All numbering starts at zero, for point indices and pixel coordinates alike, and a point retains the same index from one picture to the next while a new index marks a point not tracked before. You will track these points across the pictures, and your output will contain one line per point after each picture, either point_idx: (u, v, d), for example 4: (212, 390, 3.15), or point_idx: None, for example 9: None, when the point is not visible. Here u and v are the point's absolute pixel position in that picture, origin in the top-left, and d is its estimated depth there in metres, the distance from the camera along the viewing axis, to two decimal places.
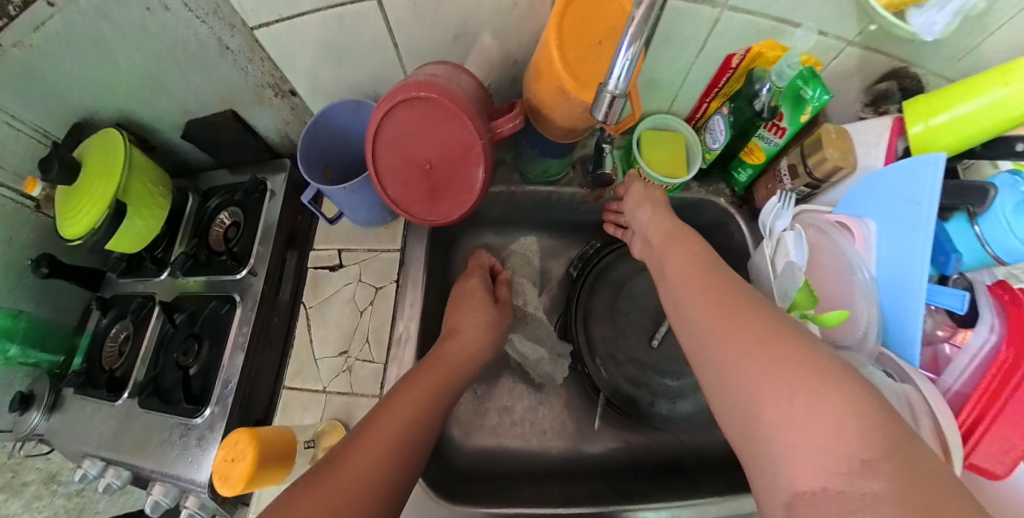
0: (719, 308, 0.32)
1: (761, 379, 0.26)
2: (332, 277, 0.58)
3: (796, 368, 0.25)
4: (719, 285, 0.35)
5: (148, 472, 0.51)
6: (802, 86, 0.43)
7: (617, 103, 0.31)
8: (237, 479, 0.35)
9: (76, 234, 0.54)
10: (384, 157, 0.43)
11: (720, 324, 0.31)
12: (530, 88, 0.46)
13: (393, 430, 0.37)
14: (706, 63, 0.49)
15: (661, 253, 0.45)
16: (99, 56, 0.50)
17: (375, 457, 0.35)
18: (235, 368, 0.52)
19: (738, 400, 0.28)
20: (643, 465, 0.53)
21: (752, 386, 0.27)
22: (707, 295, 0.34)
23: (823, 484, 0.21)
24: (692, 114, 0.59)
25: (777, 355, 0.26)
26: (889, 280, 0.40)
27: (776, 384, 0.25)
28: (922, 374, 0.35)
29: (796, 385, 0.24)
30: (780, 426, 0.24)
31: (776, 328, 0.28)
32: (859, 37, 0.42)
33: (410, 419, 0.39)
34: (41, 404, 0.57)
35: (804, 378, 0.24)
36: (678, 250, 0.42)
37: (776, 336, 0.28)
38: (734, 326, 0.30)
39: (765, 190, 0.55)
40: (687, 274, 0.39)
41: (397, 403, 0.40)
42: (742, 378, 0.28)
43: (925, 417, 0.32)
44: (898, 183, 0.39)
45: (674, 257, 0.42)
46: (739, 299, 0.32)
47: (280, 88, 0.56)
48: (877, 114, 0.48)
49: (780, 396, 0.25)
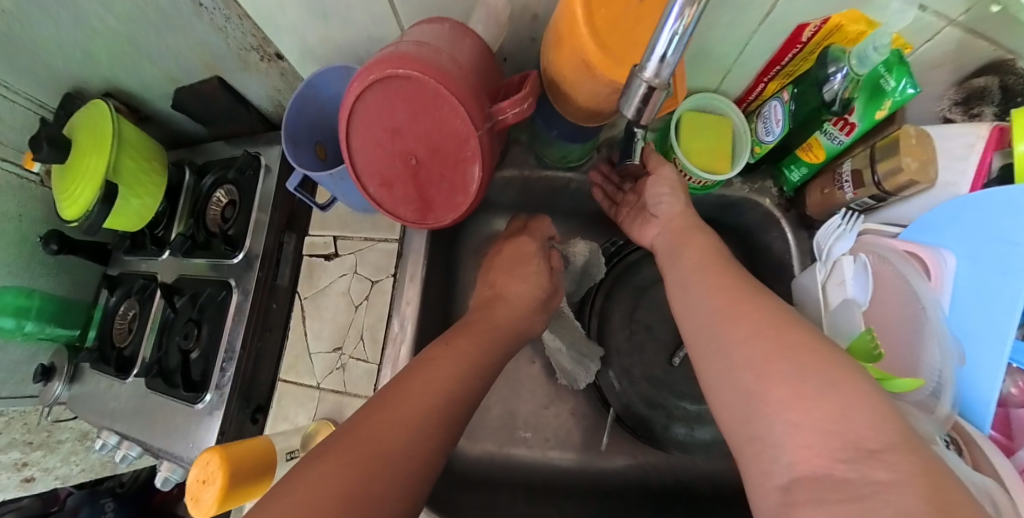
0: (739, 309, 0.29)
1: (768, 360, 0.24)
2: (327, 267, 0.54)
3: (811, 357, 0.23)
4: (737, 286, 0.32)
5: (157, 450, 0.52)
6: (884, 75, 0.34)
7: (654, 95, 0.26)
8: (208, 505, 0.35)
9: (75, 215, 0.52)
10: (364, 150, 0.37)
11: (731, 314, 0.29)
12: (547, 57, 0.37)
13: (432, 405, 0.33)
14: (769, 33, 0.39)
15: (674, 245, 0.42)
16: (70, 15, 0.45)
17: (415, 428, 0.31)
18: (232, 355, 0.51)
19: (735, 394, 0.25)
20: (652, 488, 0.51)
21: (760, 367, 0.25)
22: (717, 292, 0.32)
23: (825, 470, 0.19)
24: (744, 96, 0.49)
25: (796, 350, 0.24)
26: (967, 331, 0.33)
27: (784, 362, 0.24)
28: (995, 447, 0.31)
29: (810, 377, 0.22)
30: (774, 407, 0.23)
31: (789, 324, 0.27)
32: (964, 17, 0.31)
33: (448, 390, 0.35)
34: (62, 375, 0.59)
35: (816, 369, 0.22)
36: (693, 250, 0.39)
37: (790, 330, 0.26)
38: (746, 319, 0.28)
39: (820, 195, 0.46)
40: (704, 271, 0.35)
41: (433, 366, 0.36)
42: (746, 364, 0.26)
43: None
44: (994, 215, 0.32)
45: (691, 251, 0.39)
46: (766, 301, 0.29)
47: (266, 52, 0.50)
48: (966, 117, 0.38)
49: (787, 388, 0.22)
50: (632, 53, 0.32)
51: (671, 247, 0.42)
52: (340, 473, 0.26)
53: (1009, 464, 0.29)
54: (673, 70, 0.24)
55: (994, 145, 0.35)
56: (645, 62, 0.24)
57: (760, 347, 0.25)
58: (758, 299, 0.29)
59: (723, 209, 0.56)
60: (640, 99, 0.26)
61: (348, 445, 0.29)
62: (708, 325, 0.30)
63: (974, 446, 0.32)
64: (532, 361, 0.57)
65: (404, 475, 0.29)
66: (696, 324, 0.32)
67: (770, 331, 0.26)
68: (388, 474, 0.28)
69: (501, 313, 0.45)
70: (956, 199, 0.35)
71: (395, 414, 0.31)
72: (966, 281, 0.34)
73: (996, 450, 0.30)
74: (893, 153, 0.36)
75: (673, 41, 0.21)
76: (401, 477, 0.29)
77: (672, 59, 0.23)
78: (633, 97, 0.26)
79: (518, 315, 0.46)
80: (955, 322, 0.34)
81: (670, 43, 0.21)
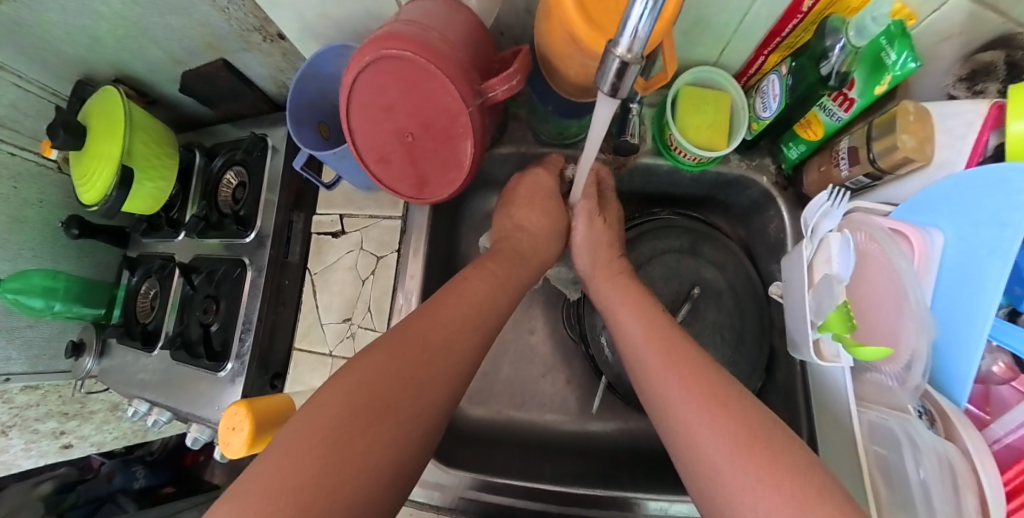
0: (707, 406, 0.29)
1: (734, 459, 0.26)
2: (335, 243, 0.57)
3: (768, 464, 0.25)
4: (702, 370, 0.33)
5: (185, 412, 0.57)
6: (884, 47, 0.32)
7: (629, 70, 0.24)
8: (238, 448, 0.38)
9: (94, 200, 0.55)
10: (362, 129, 0.38)
11: (690, 409, 0.30)
12: (540, 31, 0.37)
13: (461, 321, 0.38)
14: (769, 3, 0.37)
15: (612, 302, 0.43)
16: (77, 3, 0.46)
17: (449, 335, 0.37)
18: (250, 325, 0.54)
19: (715, 506, 0.26)
20: (640, 448, 0.55)
21: (747, 487, 0.25)
22: (681, 377, 0.32)
23: None
24: (744, 69, 0.47)
25: (766, 455, 0.25)
26: (951, 311, 0.35)
27: (745, 470, 0.25)
28: (968, 422, 0.31)
29: (787, 500, 0.23)
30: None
31: (756, 421, 0.28)
32: None
33: (481, 301, 0.41)
34: (91, 351, 0.63)
35: (792, 483, 0.24)
36: (632, 310, 0.40)
37: (749, 427, 0.27)
38: (708, 417, 0.29)
39: (817, 173, 0.46)
40: (659, 352, 0.35)
41: (461, 292, 0.41)
42: (728, 475, 0.26)
43: (970, 491, 0.28)
44: (985, 198, 0.32)
45: (631, 315, 0.40)
46: (738, 397, 0.30)
47: (268, 32, 0.51)
48: (970, 94, 0.37)
49: (760, 502, 0.24)
50: (611, 22, 0.32)
51: (615, 298, 0.43)
52: (384, 364, 0.33)
53: (979, 440, 0.29)
54: (646, 44, 0.22)
55: (993, 123, 0.34)
56: (617, 36, 0.22)
57: (736, 459, 0.26)
58: (736, 399, 0.30)
59: (721, 187, 0.56)
60: (616, 74, 0.24)
61: (387, 341, 0.35)
62: (674, 422, 0.31)
63: (949, 423, 0.32)
64: (530, 332, 0.60)
65: (436, 366, 0.35)
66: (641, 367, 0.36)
67: (741, 437, 0.27)
68: (427, 371, 0.34)
69: (516, 247, 0.49)
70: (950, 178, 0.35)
71: (428, 322, 0.37)
72: (952, 259, 0.35)
73: (970, 427, 0.30)
74: (890, 131, 0.35)
75: (644, 14, 0.19)
76: (435, 367, 0.35)
77: (643, 32, 0.21)
78: (606, 72, 0.25)
79: (518, 248, 0.49)
80: (941, 302, 0.36)
81: (642, 15, 0.19)
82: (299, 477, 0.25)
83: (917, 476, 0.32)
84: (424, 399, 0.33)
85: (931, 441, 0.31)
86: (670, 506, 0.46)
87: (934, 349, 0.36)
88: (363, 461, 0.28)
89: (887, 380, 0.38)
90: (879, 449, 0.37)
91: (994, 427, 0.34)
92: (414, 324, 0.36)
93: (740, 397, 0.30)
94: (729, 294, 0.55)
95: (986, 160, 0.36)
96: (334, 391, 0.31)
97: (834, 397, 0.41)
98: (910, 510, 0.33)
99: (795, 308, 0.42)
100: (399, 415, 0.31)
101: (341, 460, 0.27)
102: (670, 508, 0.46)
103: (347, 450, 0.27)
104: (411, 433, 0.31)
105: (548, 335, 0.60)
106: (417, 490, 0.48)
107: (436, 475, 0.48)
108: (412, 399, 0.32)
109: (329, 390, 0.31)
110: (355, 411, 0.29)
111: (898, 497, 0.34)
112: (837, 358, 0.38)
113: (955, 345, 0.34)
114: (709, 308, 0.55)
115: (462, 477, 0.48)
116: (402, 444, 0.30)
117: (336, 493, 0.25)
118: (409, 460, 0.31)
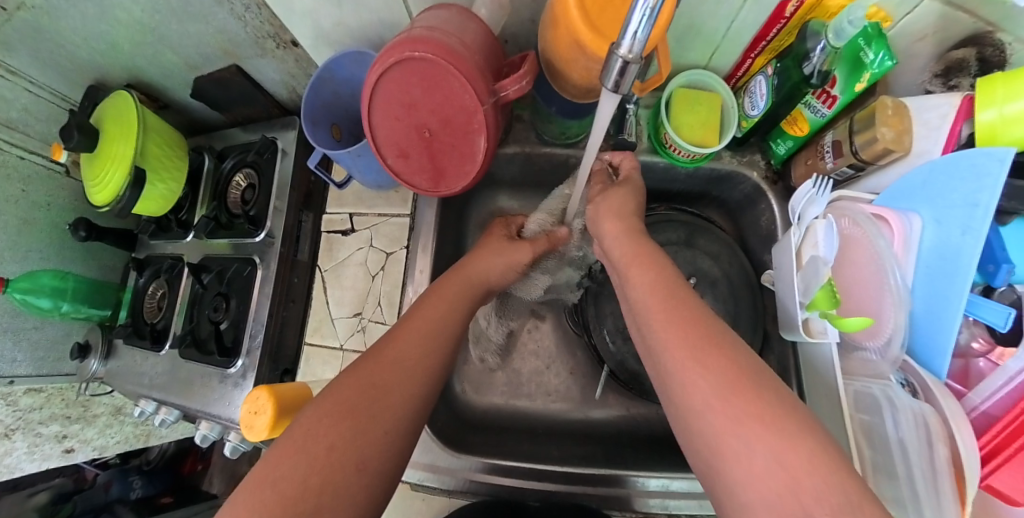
0: (703, 354, 0.30)
1: (725, 401, 0.27)
2: (346, 241, 0.59)
3: (756, 404, 0.26)
4: (705, 321, 0.33)
5: (194, 411, 0.57)
6: (862, 47, 0.35)
7: (629, 70, 0.26)
8: (260, 431, 0.40)
9: (105, 200, 0.56)
10: (383, 125, 0.40)
11: (687, 353, 0.31)
12: (545, 36, 0.39)
13: (429, 338, 0.39)
14: (756, 10, 0.40)
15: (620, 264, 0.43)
16: (98, 10, 0.48)
17: (415, 353, 0.37)
18: (261, 322, 0.55)
19: (699, 442, 0.28)
20: (642, 433, 0.57)
21: (733, 419, 0.26)
22: (677, 325, 0.33)
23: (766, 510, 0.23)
24: (733, 71, 0.51)
25: (756, 396, 0.26)
26: (929, 288, 0.37)
27: (734, 411, 0.26)
28: (946, 391, 0.33)
29: (772, 435, 0.24)
30: (737, 452, 0.25)
31: (746, 364, 0.29)
32: None
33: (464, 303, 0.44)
34: (97, 352, 0.63)
35: (778, 421, 0.25)
36: (637, 263, 0.41)
37: (747, 374, 0.28)
38: (706, 362, 0.29)
39: (804, 167, 0.49)
40: (662, 301, 0.35)
41: (429, 307, 0.42)
42: (716, 410, 0.27)
43: (944, 446, 0.30)
44: (957, 182, 0.35)
45: (635, 268, 0.40)
46: (732, 345, 0.30)
47: (283, 39, 0.53)
48: (946, 88, 0.41)
49: (744, 435, 0.25)
50: (613, 29, 0.34)
51: (619, 256, 0.44)
52: (382, 360, 0.36)
53: (956, 404, 0.32)
54: (645, 46, 0.25)
55: (965, 115, 0.38)
56: (619, 39, 0.25)
57: (727, 396, 0.27)
58: (730, 344, 0.30)
59: (715, 182, 0.59)
60: (617, 73, 0.27)
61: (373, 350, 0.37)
62: (666, 366, 0.32)
63: (929, 390, 0.34)
64: (535, 324, 0.62)
65: (402, 382, 0.35)
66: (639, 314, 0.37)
67: (732, 379, 0.28)
68: (394, 390, 0.34)
69: (495, 259, 0.50)
70: (929, 164, 0.39)
71: (422, 322, 0.40)
72: (930, 240, 0.38)
73: (949, 396, 0.32)
74: (871, 124, 0.39)
75: (644, 17, 0.22)
76: (398, 383, 0.35)
77: (642, 35, 0.24)
78: (610, 72, 0.27)
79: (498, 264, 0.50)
80: (919, 281, 0.39)
81: (641, 20, 0.22)
82: (276, 472, 0.28)
83: (897, 435, 0.35)
84: (395, 418, 0.33)
85: (911, 403, 0.33)
86: (671, 483, 0.48)
87: (914, 325, 0.39)
88: (335, 461, 0.29)
89: (871, 355, 0.40)
90: (864, 416, 0.40)
91: (972, 396, 0.37)
92: (380, 349, 0.37)
93: (735, 344, 0.31)
94: (724, 283, 0.58)
95: (961, 147, 0.39)
96: (341, 386, 0.34)
97: (823, 372, 0.44)
98: (892, 469, 0.36)
99: (787, 289, 0.45)
100: (355, 416, 0.31)
101: (307, 456, 0.29)
102: (671, 485, 0.48)
103: (310, 444, 0.29)
104: (411, 415, 0.34)
105: (552, 328, 0.62)
106: (425, 475, 0.49)
107: (446, 461, 0.49)
108: (407, 387, 0.35)
109: (342, 382, 0.34)
110: (331, 414, 0.31)
111: (880, 458, 0.37)
112: (825, 333, 0.41)
113: (933, 319, 0.37)
114: (705, 297, 0.57)
115: (469, 460, 0.49)
116: (364, 446, 0.30)
117: (313, 486, 0.28)
118: (375, 471, 0.31)
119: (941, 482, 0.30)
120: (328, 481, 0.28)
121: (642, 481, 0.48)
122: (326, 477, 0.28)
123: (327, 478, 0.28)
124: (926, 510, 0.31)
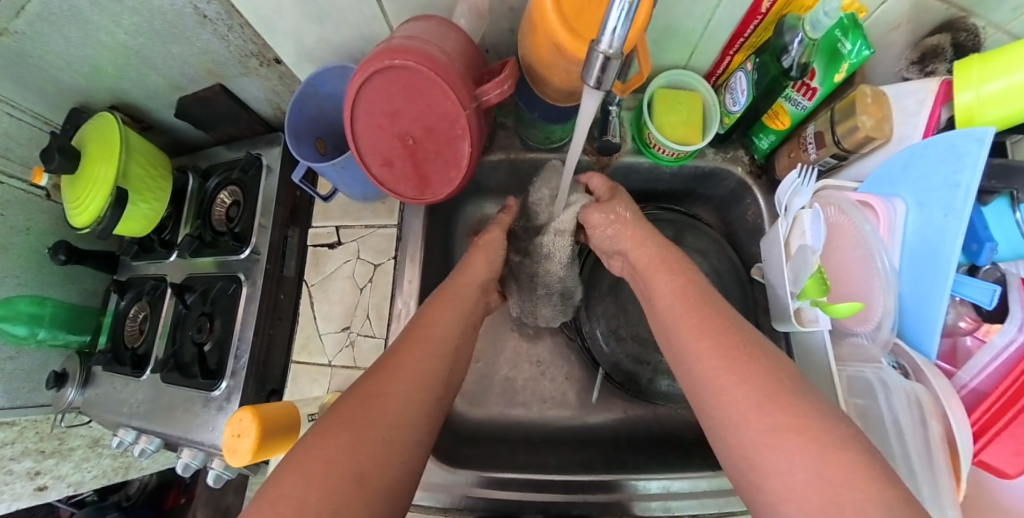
0: (730, 357, 0.31)
1: (763, 406, 0.28)
2: (332, 254, 0.58)
3: (799, 432, 0.26)
4: (728, 325, 0.34)
5: (177, 438, 0.54)
6: (840, 38, 0.36)
7: (610, 65, 0.26)
8: (244, 455, 0.38)
9: (86, 222, 0.54)
10: (366, 134, 0.40)
11: (715, 361, 0.32)
12: (524, 44, 0.40)
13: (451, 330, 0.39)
14: (731, 7, 0.41)
15: (640, 273, 0.43)
16: (80, 35, 0.47)
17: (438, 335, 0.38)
18: (246, 341, 0.53)
19: (737, 454, 0.28)
20: (640, 436, 0.56)
21: (776, 455, 0.26)
22: (709, 335, 0.33)
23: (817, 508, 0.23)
24: (713, 69, 0.52)
25: (783, 402, 0.27)
26: (916, 270, 0.37)
27: (770, 418, 0.27)
28: (936, 370, 0.33)
29: (827, 474, 0.24)
30: (778, 452, 0.26)
31: (790, 390, 0.28)
32: None
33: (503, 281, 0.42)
34: (75, 381, 0.61)
35: (822, 454, 0.24)
36: (658, 270, 0.41)
37: (774, 381, 0.29)
38: (743, 372, 0.30)
39: (787, 159, 0.49)
40: (690, 305, 0.36)
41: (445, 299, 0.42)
42: (776, 459, 0.26)
43: (935, 421, 0.30)
44: (939, 164, 0.35)
45: (659, 274, 0.40)
46: (771, 362, 0.30)
47: (265, 57, 0.53)
48: (923, 75, 0.42)
49: (778, 436, 0.26)
50: (592, 29, 0.34)
51: (642, 267, 0.42)
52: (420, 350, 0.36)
53: (945, 383, 0.32)
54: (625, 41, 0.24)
55: (943, 98, 0.38)
56: (599, 34, 0.24)
57: (758, 396, 0.28)
58: (795, 386, 0.29)
59: (700, 180, 0.59)
60: (599, 70, 0.26)
61: (401, 341, 0.37)
62: (723, 412, 0.30)
63: (920, 372, 0.34)
64: (527, 332, 0.61)
65: (419, 373, 0.35)
66: (668, 313, 0.37)
67: (786, 421, 0.27)
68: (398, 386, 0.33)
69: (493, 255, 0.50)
70: (910, 148, 0.38)
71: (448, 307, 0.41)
72: (914, 223, 0.38)
73: (938, 375, 0.33)
74: (851, 114, 0.39)
75: (623, 13, 0.21)
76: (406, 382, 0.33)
77: (621, 31, 0.23)
78: (591, 68, 0.26)
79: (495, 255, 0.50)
80: (906, 264, 0.39)
81: (620, 16, 0.22)
82: (275, 493, 0.26)
83: (891, 417, 0.35)
84: (395, 427, 0.31)
85: (901, 384, 0.33)
86: (672, 484, 0.46)
87: (903, 310, 0.39)
88: (332, 476, 0.27)
89: (862, 340, 0.40)
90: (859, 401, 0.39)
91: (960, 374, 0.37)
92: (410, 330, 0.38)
93: (766, 353, 0.31)
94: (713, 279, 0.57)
95: (941, 131, 0.40)
96: (365, 385, 0.33)
97: (814, 361, 0.44)
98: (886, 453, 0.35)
99: (777, 281, 0.44)
100: (358, 427, 0.30)
101: (308, 472, 0.27)
102: (672, 486, 0.46)
103: (310, 459, 0.27)
104: (423, 400, 0.34)
105: (546, 333, 0.61)
106: (420, 493, 0.46)
107: (434, 474, 0.47)
108: (411, 378, 0.34)
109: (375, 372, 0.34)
110: (332, 429, 0.29)
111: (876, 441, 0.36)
112: (816, 322, 0.40)
113: (922, 304, 0.36)
114: None
115: (466, 474, 0.47)
116: (364, 460, 0.28)
117: (310, 502, 0.25)
118: (376, 476, 0.28)
119: (935, 461, 0.30)
120: (329, 497, 0.26)
121: (640, 484, 0.46)
122: (330, 491, 0.26)
123: (326, 492, 0.26)
124: (920, 492, 0.31)
